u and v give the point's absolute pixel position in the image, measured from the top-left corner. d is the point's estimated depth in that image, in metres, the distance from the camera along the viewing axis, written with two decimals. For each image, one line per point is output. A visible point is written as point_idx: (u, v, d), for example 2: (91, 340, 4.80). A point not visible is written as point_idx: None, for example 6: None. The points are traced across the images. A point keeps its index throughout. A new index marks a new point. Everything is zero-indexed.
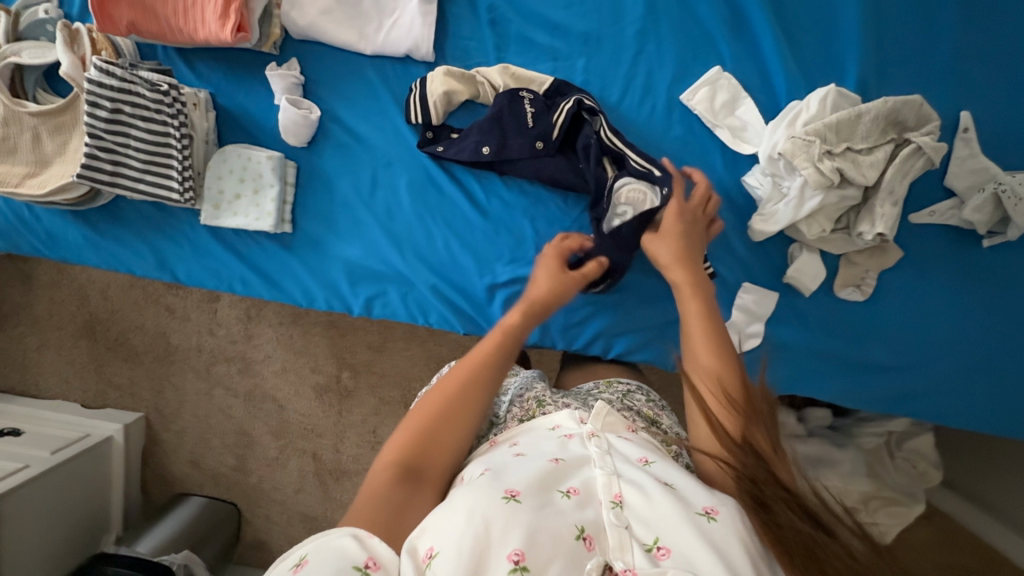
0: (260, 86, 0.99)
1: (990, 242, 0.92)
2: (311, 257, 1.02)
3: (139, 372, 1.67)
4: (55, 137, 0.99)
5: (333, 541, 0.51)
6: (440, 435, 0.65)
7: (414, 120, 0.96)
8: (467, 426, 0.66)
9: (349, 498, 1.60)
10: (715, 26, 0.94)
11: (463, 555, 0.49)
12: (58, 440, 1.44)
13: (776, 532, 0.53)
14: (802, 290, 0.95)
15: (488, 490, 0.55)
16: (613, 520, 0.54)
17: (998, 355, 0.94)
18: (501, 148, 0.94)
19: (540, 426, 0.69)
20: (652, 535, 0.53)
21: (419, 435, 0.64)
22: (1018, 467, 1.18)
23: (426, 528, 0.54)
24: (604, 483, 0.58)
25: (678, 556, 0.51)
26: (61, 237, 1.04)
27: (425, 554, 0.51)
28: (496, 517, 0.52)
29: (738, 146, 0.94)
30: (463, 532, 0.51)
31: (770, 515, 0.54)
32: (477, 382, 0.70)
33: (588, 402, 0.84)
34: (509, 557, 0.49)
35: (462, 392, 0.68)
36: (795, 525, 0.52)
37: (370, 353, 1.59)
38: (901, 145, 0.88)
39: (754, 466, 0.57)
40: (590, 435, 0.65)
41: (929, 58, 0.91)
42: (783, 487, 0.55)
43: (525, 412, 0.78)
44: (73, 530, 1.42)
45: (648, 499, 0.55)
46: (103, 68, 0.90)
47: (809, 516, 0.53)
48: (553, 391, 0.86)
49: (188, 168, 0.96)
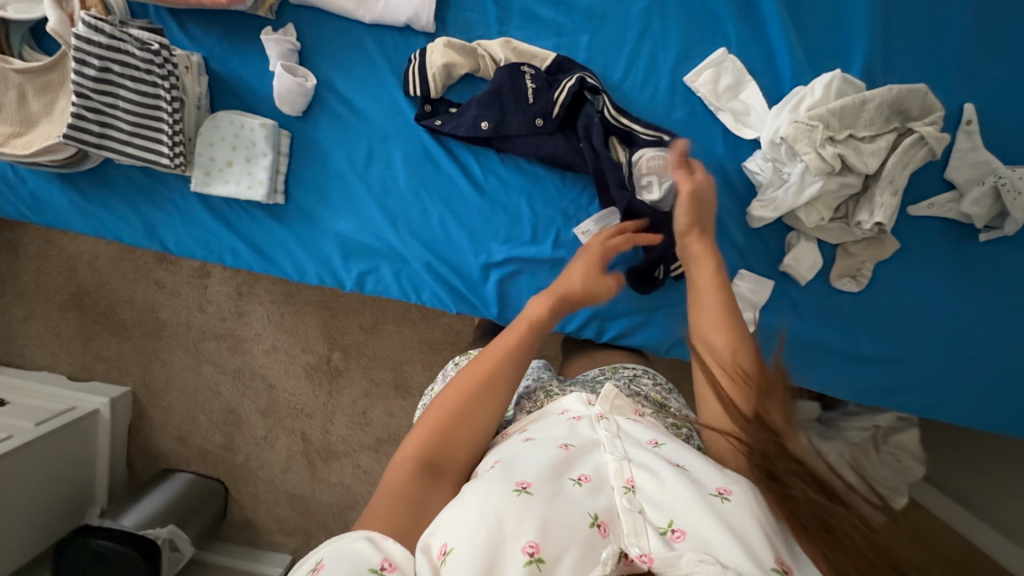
0: (255, 52, 0.97)
1: (986, 237, 0.92)
2: (303, 230, 1.00)
3: (127, 346, 1.65)
4: (41, 97, 0.96)
5: (348, 544, 0.50)
6: (463, 432, 0.62)
7: (413, 92, 0.94)
8: (492, 423, 0.64)
9: (337, 479, 1.60)
10: (722, 7, 0.93)
11: (478, 547, 0.49)
12: (42, 412, 1.42)
13: (789, 506, 0.53)
14: (797, 279, 0.95)
15: (499, 482, 0.54)
16: (626, 506, 0.54)
17: (989, 349, 0.95)
18: (500, 123, 0.92)
19: (549, 413, 0.68)
20: (667, 518, 0.53)
21: (442, 430, 0.61)
22: (999, 463, 1.20)
23: (439, 525, 0.53)
24: (615, 469, 0.57)
25: (694, 538, 0.51)
26: (47, 201, 1.02)
27: (439, 551, 0.51)
28: (509, 510, 0.51)
29: (740, 131, 0.93)
30: (476, 526, 0.50)
31: (783, 489, 0.54)
32: (503, 379, 0.65)
33: (597, 389, 0.84)
34: (523, 549, 0.49)
35: (488, 389, 0.64)
36: (808, 496, 0.53)
37: (361, 335, 1.58)
38: (904, 135, 0.87)
39: (765, 441, 0.57)
40: (599, 417, 0.64)
41: (936, 48, 0.90)
42: (795, 459, 0.55)
43: (536, 404, 0.78)
44: (57, 502, 1.40)
45: (659, 482, 0.55)
46: (92, 24, 0.87)
47: (823, 489, 0.54)
48: (560, 380, 0.88)
49: (179, 132, 0.93)
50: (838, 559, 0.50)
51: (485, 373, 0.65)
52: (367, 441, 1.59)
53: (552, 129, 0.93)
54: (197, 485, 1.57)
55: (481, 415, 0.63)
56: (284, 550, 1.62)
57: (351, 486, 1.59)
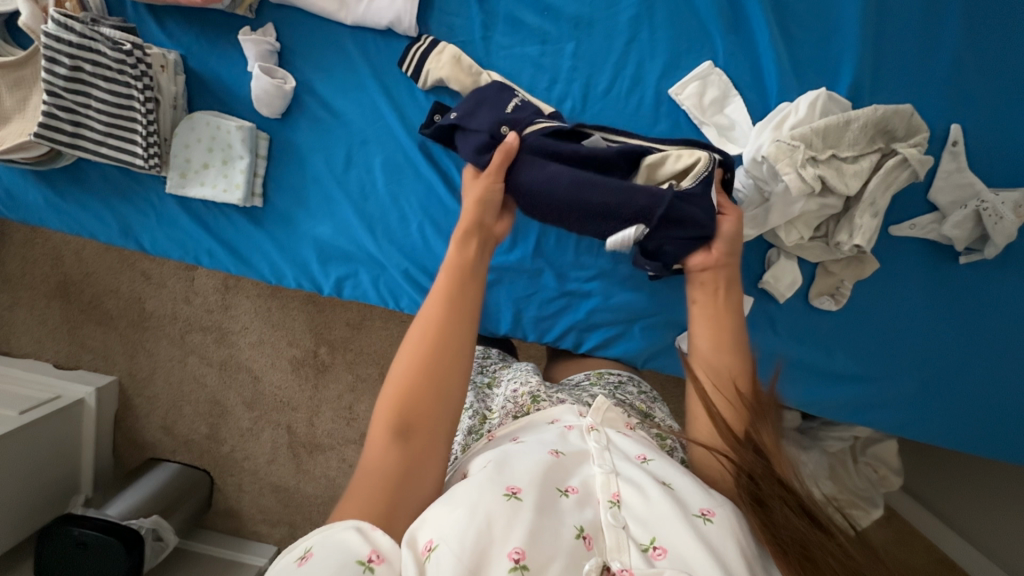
0: (235, 51, 0.95)
1: (966, 259, 0.91)
2: (281, 233, 0.99)
3: (112, 336, 1.64)
4: (14, 92, 0.94)
5: (336, 534, 0.51)
6: (435, 383, 0.61)
7: (405, 68, 0.92)
8: (460, 364, 0.63)
9: (322, 472, 1.60)
10: (710, 18, 0.91)
11: (465, 549, 0.48)
12: (27, 400, 1.42)
13: (771, 529, 0.54)
14: (776, 296, 0.94)
15: (490, 485, 0.54)
16: (611, 520, 0.54)
17: (961, 370, 0.95)
18: (467, 117, 0.86)
19: (538, 421, 0.69)
20: (649, 535, 0.52)
21: (410, 388, 0.60)
22: (962, 474, 1.23)
23: (427, 519, 0.52)
24: (602, 482, 0.57)
25: (674, 556, 0.50)
26: (23, 196, 1.00)
27: (425, 546, 0.50)
28: (499, 514, 0.51)
29: (724, 145, 0.91)
30: (465, 527, 0.50)
31: (767, 514, 0.55)
32: (453, 323, 0.64)
33: (584, 395, 0.83)
34: (510, 555, 0.48)
35: (443, 335, 0.63)
36: (791, 522, 0.53)
37: (348, 330, 1.57)
38: (888, 155, 0.87)
39: (752, 461, 0.57)
40: (590, 428, 0.64)
41: (925, 67, 0.89)
42: (780, 483, 0.56)
43: (519, 407, 0.78)
44: (41, 490, 1.41)
45: (645, 499, 0.54)
46: (61, 22, 0.85)
47: (805, 513, 0.54)
48: (548, 385, 0.85)
49: (153, 133, 0.92)
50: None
51: (435, 320, 0.64)
52: (351, 435, 1.59)
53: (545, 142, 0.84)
54: (182, 474, 1.58)
55: (445, 360, 0.62)
56: (268, 540, 1.63)
57: (335, 480, 1.60)
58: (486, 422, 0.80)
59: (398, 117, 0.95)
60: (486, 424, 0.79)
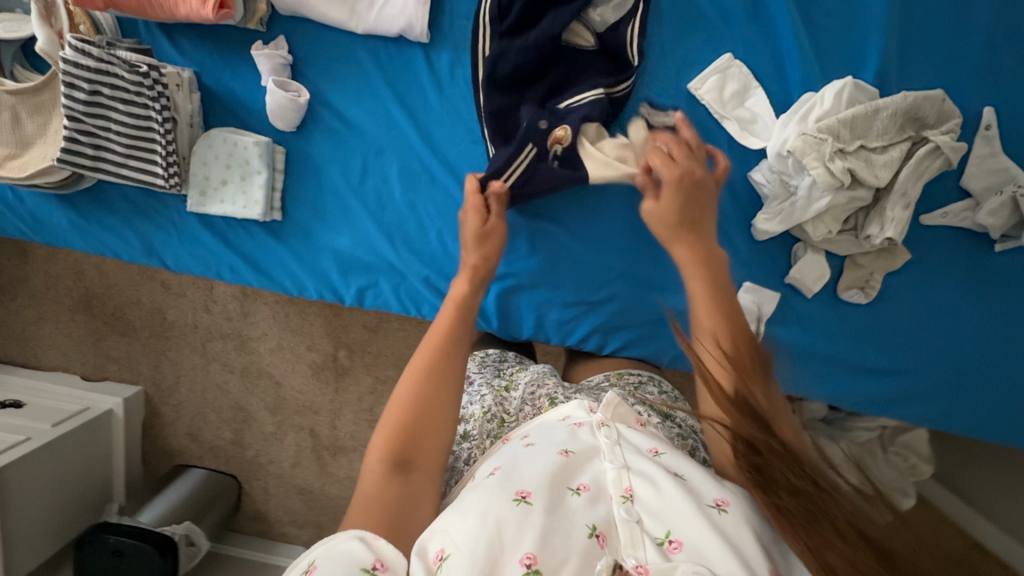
0: (248, 66, 0.95)
1: (1002, 247, 0.89)
2: (301, 246, 0.99)
3: (136, 346, 1.66)
4: (35, 117, 0.96)
5: (340, 545, 0.51)
6: (423, 431, 0.62)
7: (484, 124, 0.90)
8: (449, 396, 0.65)
9: (347, 474, 1.62)
10: (730, 8, 0.89)
11: (477, 557, 0.47)
12: (57, 414, 1.46)
13: (778, 504, 0.50)
14: (804, 290, 0.93)
15: (498, 491, 0.53)
16: (624, 516, 0.52)
17: (994, 356, 0.92)
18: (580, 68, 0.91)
19: (549, 419, 0.66)
20: (664, 528, 0.51)
21: (402, 425, 0.62)
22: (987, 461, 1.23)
23: (437, 529, 0.51)
24: (614, 478, 0.55)
25: (691, 549, 0.49)
26: (47, 219, 1.02)
27: (436, 556, 0.49)
28: (510, 519, 0.50)
29: (747, 139, 0.89)
30: (476, 534, 0.49)
31: (771, 486, 0.51)
32: (442, 358, 0.67)
33: (599, 395, 0.83)
34: (522, 560, 0.47)
35: (435, 381, 0.65)
36: (795, 487, 0.50)
37: (365, 333, 1.56)
38: (918, 143, 0.84)
39: (749, 427, 0.53)
40: (600, 423, 0.62)
41: (957, 49, 0.85)
42: (783, 448, 0.52)
43: (537, 410, 0.78)
44: (75, 500, 1.45)
45: (658, 491, 0.53)
46: (80, 48, 0.88)
47: (811, 479, 0.50)
48: (566, 386, 0.85)
49: (172, 153, 0.93)
50: (823, 554, 0.47)
51: (425, 368, 0.66)
52: None
53: (558, 34, 0.88)
54: (210, 480, 1.60)
55: (430, 407, 0.63)
56: (296, 541, 1.66)
57: None
58: (504, 427, 0.78)
59: (413, 125, 0.94)
60: (505, 428, 0.77)
